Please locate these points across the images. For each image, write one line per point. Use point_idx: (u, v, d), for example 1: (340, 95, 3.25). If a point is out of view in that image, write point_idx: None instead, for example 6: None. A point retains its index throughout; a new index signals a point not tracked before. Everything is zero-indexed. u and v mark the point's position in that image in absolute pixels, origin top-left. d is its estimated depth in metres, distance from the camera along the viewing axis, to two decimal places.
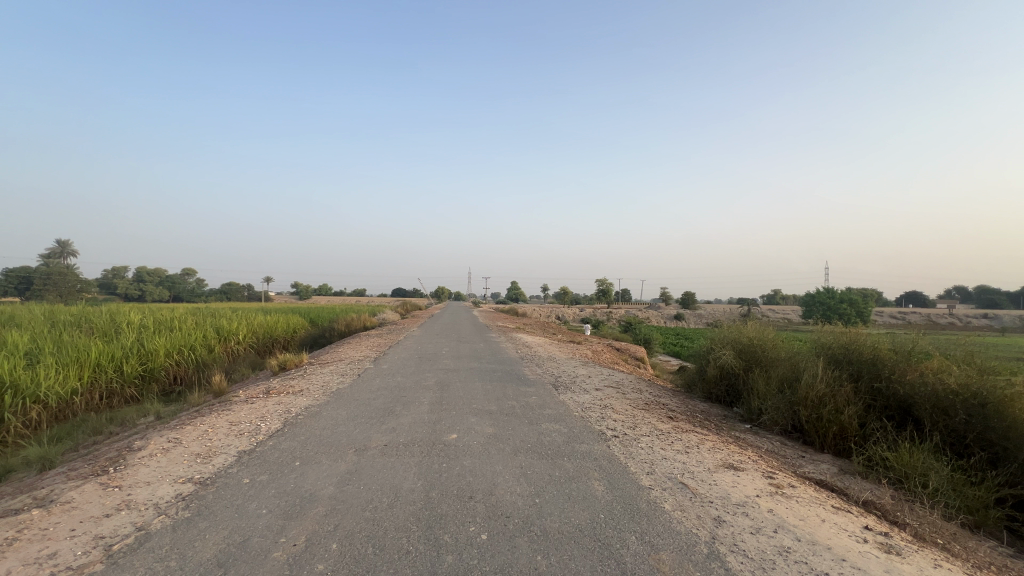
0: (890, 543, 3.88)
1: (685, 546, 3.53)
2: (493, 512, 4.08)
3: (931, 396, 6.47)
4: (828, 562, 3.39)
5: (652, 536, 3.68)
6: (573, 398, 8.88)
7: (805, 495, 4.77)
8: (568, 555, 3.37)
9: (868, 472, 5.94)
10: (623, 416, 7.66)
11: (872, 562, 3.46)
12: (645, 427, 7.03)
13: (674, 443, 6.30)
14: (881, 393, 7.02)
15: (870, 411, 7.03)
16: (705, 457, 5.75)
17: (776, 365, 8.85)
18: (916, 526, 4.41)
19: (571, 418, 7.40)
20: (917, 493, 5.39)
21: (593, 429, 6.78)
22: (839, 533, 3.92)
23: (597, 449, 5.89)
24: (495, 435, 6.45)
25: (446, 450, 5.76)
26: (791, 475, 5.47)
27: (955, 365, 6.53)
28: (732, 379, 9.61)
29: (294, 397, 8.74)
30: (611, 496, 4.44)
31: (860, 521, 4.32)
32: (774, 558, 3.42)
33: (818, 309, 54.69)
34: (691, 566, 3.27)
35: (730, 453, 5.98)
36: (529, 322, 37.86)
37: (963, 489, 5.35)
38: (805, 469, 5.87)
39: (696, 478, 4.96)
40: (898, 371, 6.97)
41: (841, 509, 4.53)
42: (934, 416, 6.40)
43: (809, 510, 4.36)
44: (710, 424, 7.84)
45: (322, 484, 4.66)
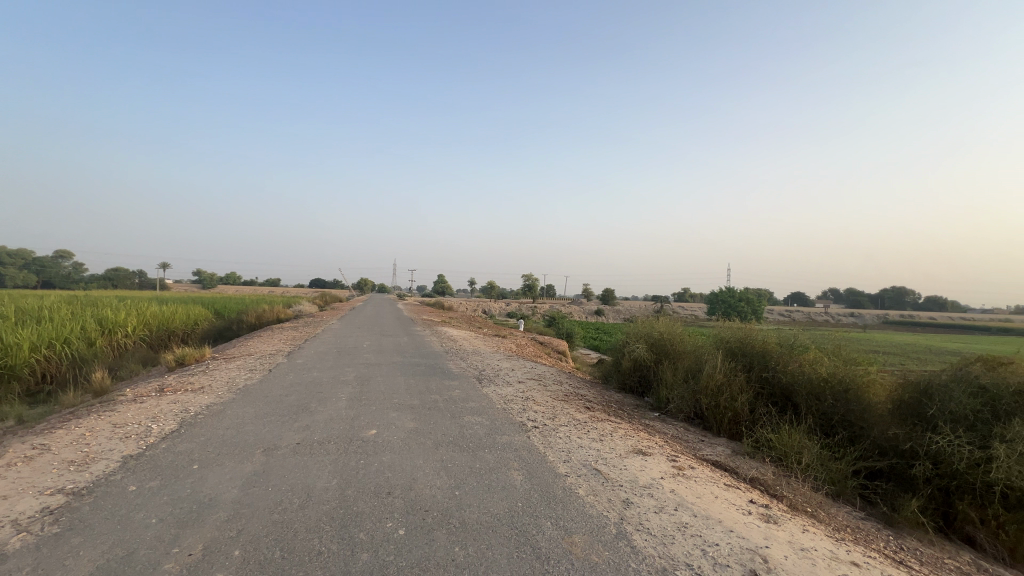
0: (769, 513, 4.40)
1: (596, 528, 3.74)
2: (412, 506, 4.04)
3: (808, 384, 7.40)
4: (718, 533, 3.77)
5: (566, 520, 3.86)
6: (496, 391, 8.98)
7: (703, 475, 5.25)
8: (485, 545, 3.43)
9: (755, 452, 6.67)
10: (543, 407, 7.91)
11: (753, 531, 3.90)
12: (563, 418, 7.31)
13: (589, 431, 6.63)
14: (768, 382, 7.89)
15: (759, 398, 7.88)
16: (618, 444, 6.11)
17: (683, 358, 9.62)
18: (791, 497, 5.05)
19: (493, 411, 7.49)
20: (793, 469, 6.14)
21: (514, 421, 6.93)
22: (728, 507, 4.37)
23: (517, 440, 6.03)
24: (417, 429, 6.36)
25: (364, 447, 5.58)
26: (691, 458, 5.99)
27: (826, 357, 7.54)
28: (644, 370, 10.27)
29: (193, 395, 7.98)
30: (530, 485, 4.57)
31: (746, 495, 4.85)
32: (673, 533, 3.74)
33: (720, 306, 60.25)
34: (601, 546, 3.47)
35: (639, 440, 6.41)
36: (457, 321, 28.81)
37: (828, 463, 6.20)
38: (703, 451, 6.46)
39: (609, 464, 5.26)
40: (781, 361, 7.88)
41: (731, 486, 5.05)
42: (809, 401, 7.32)
43: (705, 488, 4.81)
44: (624, 413, 8.34)
45: (224, 488, 4.32)
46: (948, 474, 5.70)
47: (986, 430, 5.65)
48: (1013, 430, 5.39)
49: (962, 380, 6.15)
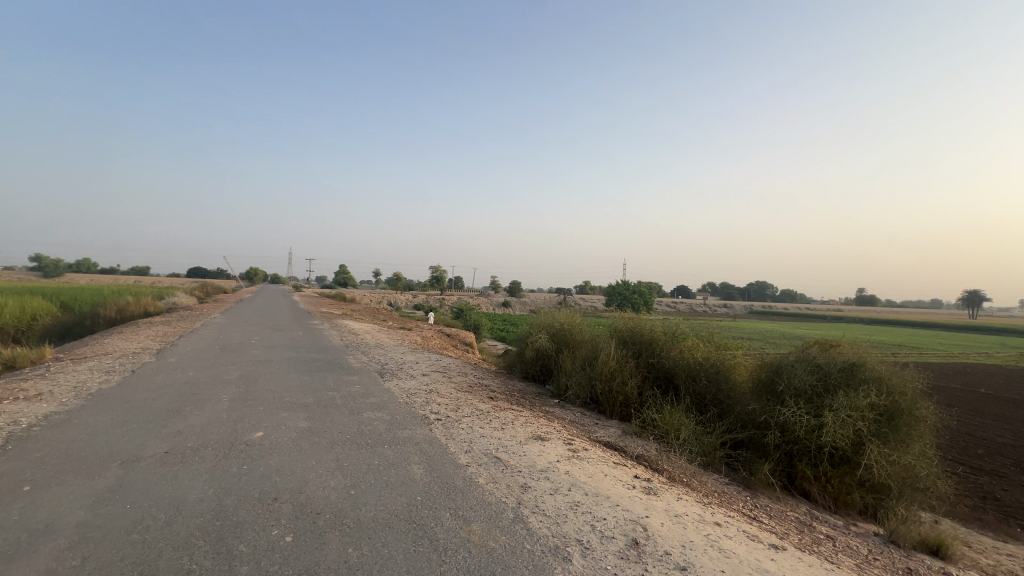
0: (650, 486, 4.85)
1: (494, 515, 3.83)
2: (301, 510, 3.79)
3: (686, 367, 8.25)
4: (606, 508, 4.07)
5: (465, 509, 3.89)
6: (399, 385, 8.74)
7: (595, 455, 5.61)
8: (381, 542, 3.34)
9: (642, 431, 7.29)
10: (447, 400, 7.88)
11: (636, 503, 4.27)
12: (467, 409, 7.35)
13: (491, 421, 6.74)
14: (654, 367, 8.65)
15: (646, 382, 8.61)
16: (518, 431, 6.30)
17: (581, 346, 10.17)
18: (670, 470, 5.61)
19: (395, 405, 7.29)
20: (673, 445, 6.82)
21: (416, 415, 6.80)
22: (615, 483, 4.73)
23: (419, 433, 5.94)
24: (310, 428, 5.97)
25: (248, 451, 5.12)
26: (585, 440, 6.37)
27: (702, 344, 8.45)
28: (546, 359, 10.70)
29: (27, 404, 6.69)
30: (430, 478, 4.54)
31: (632, 471, 5.28)
32: (566, 512, 3.95)
33: (617, 298, 64.55)
34: (498, 532, 3.56)
35: (539, 426, 6.67)
36: (376, 321, 23.36)
37: (701, 437, 6.99)
38: (596, 433, 6.91)
39: (509, 451, 5.40)
40: (665, 348, 8.68)
41: (619, 464, 5.46)
42: (687, 383, 8.16)
43: (596, 467, 5.15)
44: (526, 401, 8.61)
45: (66, 510, 3.69)
46: (792, 440, 6.71)
47: (820, 401, 6.72)
48: (838, 400, 6.49)
49: (803, 359, 7.26)
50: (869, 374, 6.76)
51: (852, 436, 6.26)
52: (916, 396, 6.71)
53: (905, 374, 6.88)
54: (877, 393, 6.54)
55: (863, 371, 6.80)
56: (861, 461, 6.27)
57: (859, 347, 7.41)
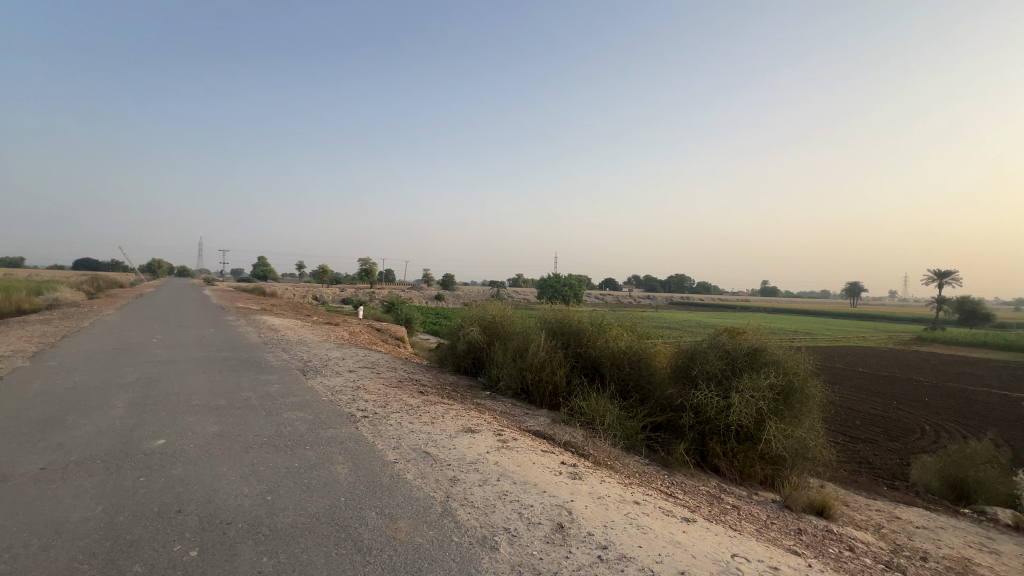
0: (576, 471, 5.02)
1: (421, 510, 3.78)
2: (209, 522, 3.50)
3: (611, 356, 8.63)
4: (534, 496, 4.16)
5: (392, 507, 3.80)
6: (323, 383, 8.33)
7: (524, 445, 5.71)
8: (299, 548, 3.17)
9: (570, 418, 7.55)
10: (375, 396, 7.63)
11: (562, 489, 4.40)
12: (396, 405, 7.16)
13: (421, 416, 6.63)
14: (581, 356, 8.96)
15: (575, 371, 8.91)
16: (449, 424, 6.26)
17: (512, 338, 10.29)
18: (595, 454, 5.85)
19: (319, 404, 6.94)
20: (598, 430, 7.13)
21: (341, 413, 6.52)
22: (543, 470, 4.85)
23: (344, 432, 5.71)
24: (222, 433, 5.52)
25: (147, 461, 4.63)
26: (516, 430, 6.47)
27: (625, 334, 8.88)
28: (478, 352, 10.71)
29: None
30: (355, 478, 4.37)
31: (559, 458, 5.44)
32: (494, 502, 3.99)
33: (549, 291, 65.96)
34: (425, 527, 3.51)
35: (470, 418, 6.67)
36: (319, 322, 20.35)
37: (625, 422, 7.37)
38: (526, 423, 7.04)
39: (438, 445, 5.35)
40: (592, 338, 9.02)
41: (548, 452, 5.60)
42: (612, 371, 8.55)
43: (525, 456, 5.25)
44: (458, 394, 8.57)
45: None
46: (704, 420, 7.26)
47: (728, 383, 7.32)
48: (743, 382, 7.10)
49: (714, 345, 7.86)
50: (769, 358, 7.45)
51: (755, 414, 6.90)
52: (807, 376, 7.52)
53: (798, 356, 7.67)
54: (775, 374, 7.24)
55: (764, 355, 7.49)
56: (762, 436, 6.93)
57: (761, 334, 8.15)
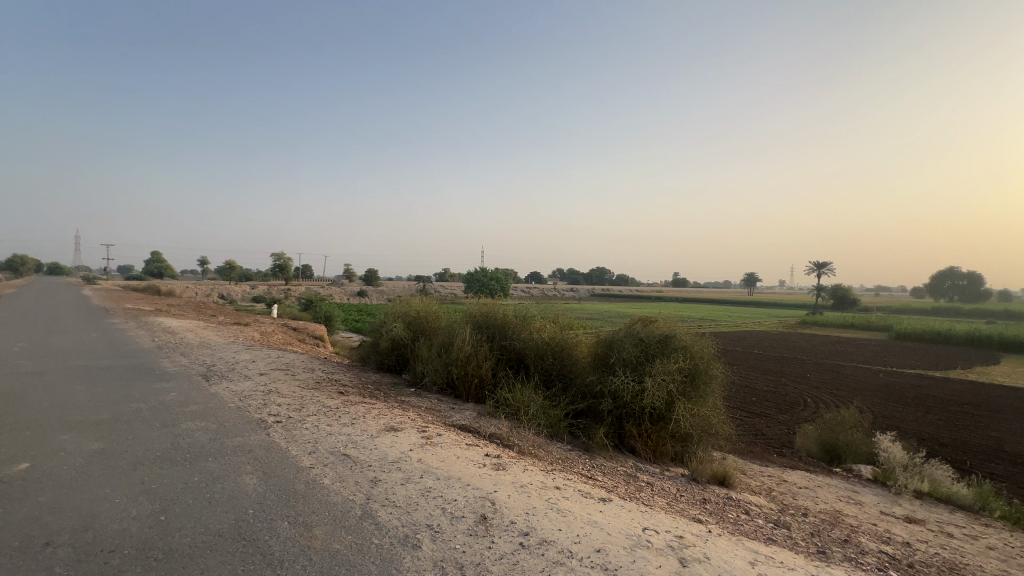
0: (500, 462, 5.09)
1: (339, 515, 3.62)
2: (88, 552, 3.09)
3: (535, 348, 8.84)
4: (458, 490, 4.15)
5: (306, 515, 3.60)
6: (228, 389, 7.66)
7: (448, 440, 5.67)
8: (199, 569, 2.91)
9: (495, 410, 7.64)
10: (289, 399, 7.17)
11: (486, 480, 4.44)
12: (312, 407, 6.78)
13: (340, 417, 6.35)
14: (506, 349, 9.08)
15: (500, 363, 9.01)
16: (370, 424, 6.05)
17: (437, 333, 10.16)
18: (519, 444, 5.97)
19: (224, 411, 6.38)
20: (522, 420, 7.29)
21: (250, 419, 6.06)
22: (466, 464, 4.85)
23: (253, 439, 5.31)
24: (104, 450, 4.89)
25: (6, 490, 3.98)
26: (440, 425, 6.41)
27: (549, 326, 9.12)
28: (402, 348, 10.46)
29: None
30: (265, 487, 4.09)
31: (483, 450, 5.48)
32: (417, 500, 3.93)
33: (476, 285, 66.06)
34: (343, 532, 3.37)
35: (393, 417, 6.50)
36: (225, 323, 18.44)
37: (548, 411, 7.59)
38: (452, 418, 7.01)
39: (359, 447, 5.15)
40: (516, 331, 9.17)
41: (472, 445, 5.62)
42: (536, 362, 8.76)
43: (449, 451, 5.23)
44: (381, 393, 8.32)
45: None
46: (621, 404, 7.68)
47: (641, 369, 7.79)
48: (655, 367, 7.59)
49: (630, 334, 8.31)
50: (678, 343, 8.03)
51: (666, 396, 7.42)
52: (711, 358, 8.21)
53: (703, 341, 8.34)
54: (683, 359, 7.83)
55: (674, 341, 8.07)
56: (672, 416, 7.48)
57: (671, 321, 8.75)
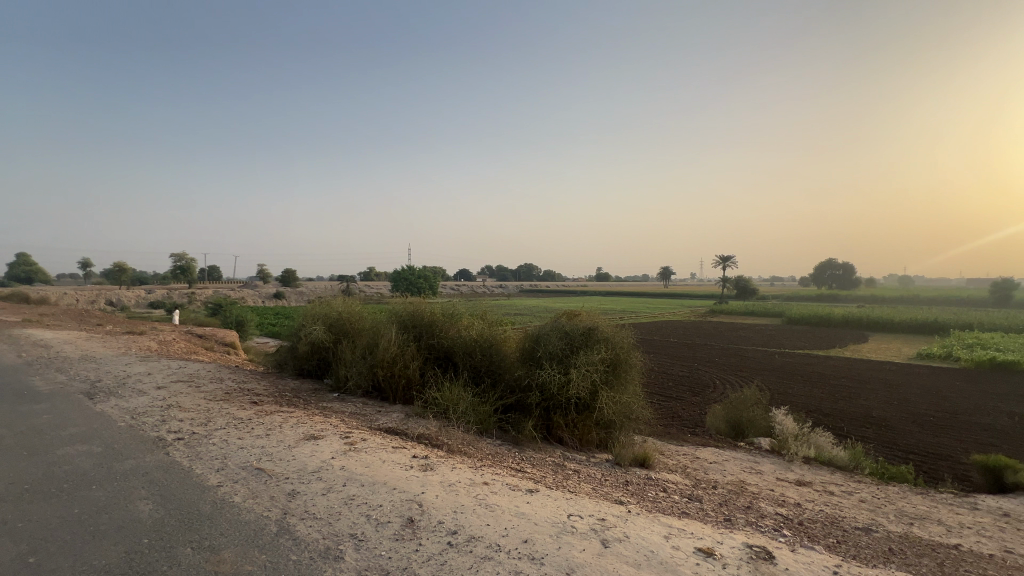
0: (428, 463, 5.00)
1: (251, 534, 3.36)
2: None
3: (463, 346, 8.80)
4: (383, 495, 4.02)
5: (213, 538, 3.31)
6: (118, 406, 6.81)
7: (374, 444, 5.48)
8: None
9: (424, 410, 7.51)
10: (192, 413, 6.53)
11: (413, 482, 4.34)
12: (221, 420, 6.23)
13: (253, 429, 5.90)
14: (434, 347, 8.94)
15: (428, 363, 8.87)
16: (288, 434, 5.68)
17: (361, 335, 9.76)
18: (448, 443, 5.92)
19: (112, 433, 5.66)
20: (452, 419, 7.24)
21: (146, 439, 5.43)
22: (392, 467, 4.72)
23: (150, 461, 4.77)
24: None
25: None
26: (365, 430, 6.18)
27: (477, 323, 9.11)
28: (323, 352, 9.94)
29: None
30: (164, 512, 3.69)
31: (411, 452, 5.36)
32: (340, 510, 3.75)
33: (403, 284, 64.44)
34: (256, 552, 3.14)
35: (313, 424, 6.16)
36: (115, 332, 16.38)
37: (477, 407, 7.60)
38: (378, 421, 6.79)
39: (274, 459, 4.82)
40: (444, 329, 9.06)
41: (399, 447, 5.48)
42: (464, 359, 8.72)
43: (374, 456, 5.05)
44: (300, 400, 7.85)
45: None
46: (548, 397, 7.89)
47: (567, 361, 8.04)
48: (580, 359, 7.88)
49: (555, 327, 8.53)
50: (600, 335, 8.38)
51: (589, 386, 7.73)
52: (630, 348, 8.66)
53: (623, 332, 8.77)
54: (605, 350, 8.18)
55: (596, 334, 8.40)
56: (596, 405, 7.81)
57: (594, 314, 9.10)
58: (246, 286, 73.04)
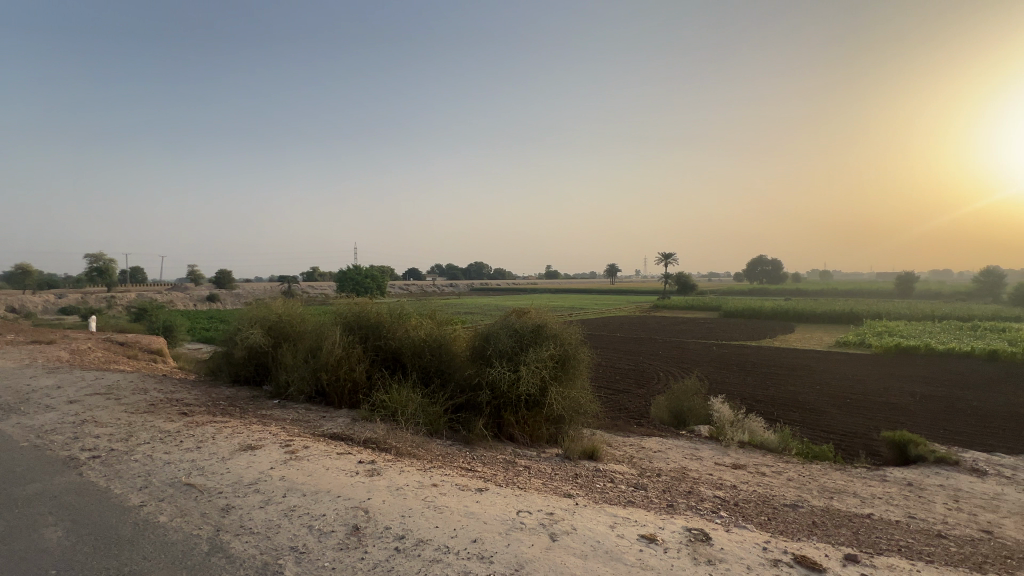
0: (374, 468, 4.86)
1: (179, 555, 3.13)
2: None
3: (412, 346, 8.63)
4: (327, 504, 3.87)
5: (135, 563, 3.04)
6: (21, 425, 6.12)
7: (317, 451, 5.26)
8: None
9: (371, 414, 7.31)
10: (111, 428, 5.98)
11: (359, 489, 4.21)
12: (144, 434, 5.75)
13: (182, 442, 5.48)
14: (381, 348, 8.71)
15: (375, 364, 8.63)
16: (222, 446, 5.33)
17: (303, 338, 9.33)
18: (397, 446, 5.79)
19: (13, 454, 5.07)
20: (401, 421, 7.10)
21: (55, 459, 4.91)
22: (337, 475, 4.55)
23: (59, 483, 4.32)
24: None
25: None
26: (308, 437, 5.93)
27: (425, 323, 8.96)
28: (262, 357, 9.42)
29: None
30: (76, 538, 3.35)
31: (356, 457, 5.20)
32: (279, 522, 3.56)
33: (348, 284, 62.45)
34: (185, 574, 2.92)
35: (250, 434, 5.82)
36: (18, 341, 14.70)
37: (427, 409, 7.49)
38: (322, 427, 6.53)
39: (206, 473, 4.51)
40: (391, 329, 8.84)
41: (344, 453, 5.30)
42: (413, 360, 8.56)
43: (317, 463, 4.85)
44: (237, 409, 7.41)
45: None
46: (498, 395, 7.92)
47: (516, 358, 8.09)
48: (529, 356, 7.94)
49: (505, 325, 8.54)
50: (549, 332, 8.48)
51: (539, 382, 7.82)
52: (579, 343, 8.82)
53: (571, 328, 8.93)
54: (554, 346, 8.29)
55: (545, 330, 8.50)
56: (546, 401, 7.92)
57: (543, 312, 9.20)
58: (174, 288, 67.86)
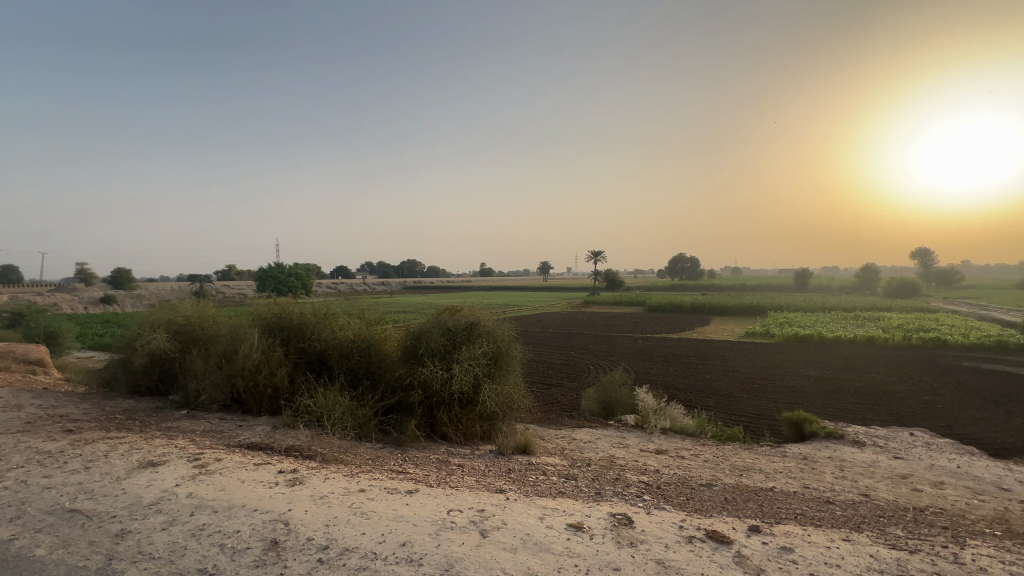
0: (296, 477, 4.60)
1: None
2: None
3: (339, 347, 8.26)
4: (242, 520, 3.60)
5: None
6: None
7: (231, 464, 4.88)
8: None
9: (295, 420, 6.92)
10: None
11: (279, 500, 3.96)
12: (17, 457, 5.01)
13: (66, 463, 4.84)
14: (305, 351, 8.25)
15: (299, 368, 8.15)
16: (117, 464, 4.79)
17: (216, 341, 8.61)
18: (322, 453, 5.53)
19: None
20: (327, 426, 6.78)
21: None
22: (254, 487, 4.25)
23: None
24: None
25: None
26: (221, 449, 5.49)
27: (353, 323, 8.59)
28: (168, 363, 8.57)
29: None
30: None
31: (277, 467, 4.89)
32: (185, 544, 3.27)
33: (270, 284, 58.45)
34: None
35: (153, 449, 5.28)
36: None
37: (356, 412, 7.21)
38: (238, 437, 6.08)
39: (98, 496, 4.03)
40: (317, 330, 8.40)
41: (263, 464, 4.96)
42: (340, 362, 8.19)
43: (231, 476, 4.50)
44: (137, 422, 6.69)
45: None
46: (431, 394, 7.80)
47: (449, 357, 8.00)
48: (462, 354, 7.88)
49: (437, 324, 8.41)
50: (482, 329, 8.46)
51: (472, 380, 7.79)
52: (511, 340, 8.90)
53: (504, 325, 8.98)
54: (487, 343, 8.29)
55: (478, 328, 8.47)
56: (479, 398, 7.92)
57: (475, 309, 9.17)
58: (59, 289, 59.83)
